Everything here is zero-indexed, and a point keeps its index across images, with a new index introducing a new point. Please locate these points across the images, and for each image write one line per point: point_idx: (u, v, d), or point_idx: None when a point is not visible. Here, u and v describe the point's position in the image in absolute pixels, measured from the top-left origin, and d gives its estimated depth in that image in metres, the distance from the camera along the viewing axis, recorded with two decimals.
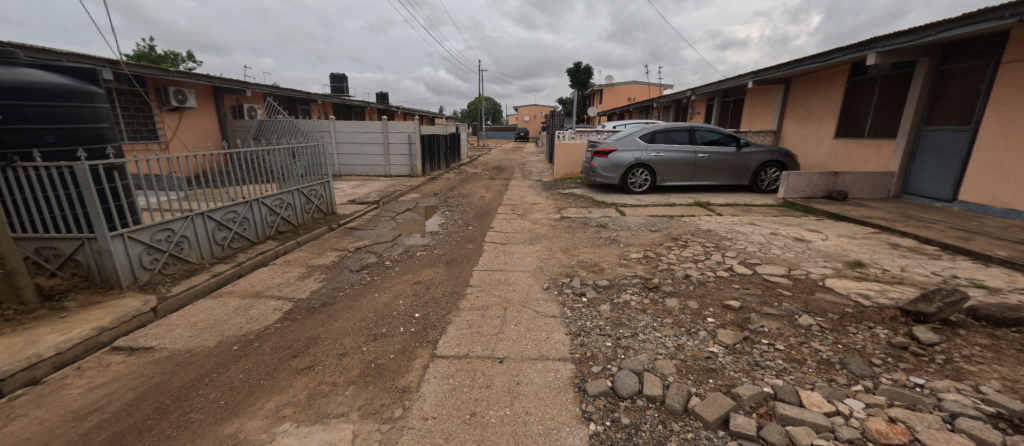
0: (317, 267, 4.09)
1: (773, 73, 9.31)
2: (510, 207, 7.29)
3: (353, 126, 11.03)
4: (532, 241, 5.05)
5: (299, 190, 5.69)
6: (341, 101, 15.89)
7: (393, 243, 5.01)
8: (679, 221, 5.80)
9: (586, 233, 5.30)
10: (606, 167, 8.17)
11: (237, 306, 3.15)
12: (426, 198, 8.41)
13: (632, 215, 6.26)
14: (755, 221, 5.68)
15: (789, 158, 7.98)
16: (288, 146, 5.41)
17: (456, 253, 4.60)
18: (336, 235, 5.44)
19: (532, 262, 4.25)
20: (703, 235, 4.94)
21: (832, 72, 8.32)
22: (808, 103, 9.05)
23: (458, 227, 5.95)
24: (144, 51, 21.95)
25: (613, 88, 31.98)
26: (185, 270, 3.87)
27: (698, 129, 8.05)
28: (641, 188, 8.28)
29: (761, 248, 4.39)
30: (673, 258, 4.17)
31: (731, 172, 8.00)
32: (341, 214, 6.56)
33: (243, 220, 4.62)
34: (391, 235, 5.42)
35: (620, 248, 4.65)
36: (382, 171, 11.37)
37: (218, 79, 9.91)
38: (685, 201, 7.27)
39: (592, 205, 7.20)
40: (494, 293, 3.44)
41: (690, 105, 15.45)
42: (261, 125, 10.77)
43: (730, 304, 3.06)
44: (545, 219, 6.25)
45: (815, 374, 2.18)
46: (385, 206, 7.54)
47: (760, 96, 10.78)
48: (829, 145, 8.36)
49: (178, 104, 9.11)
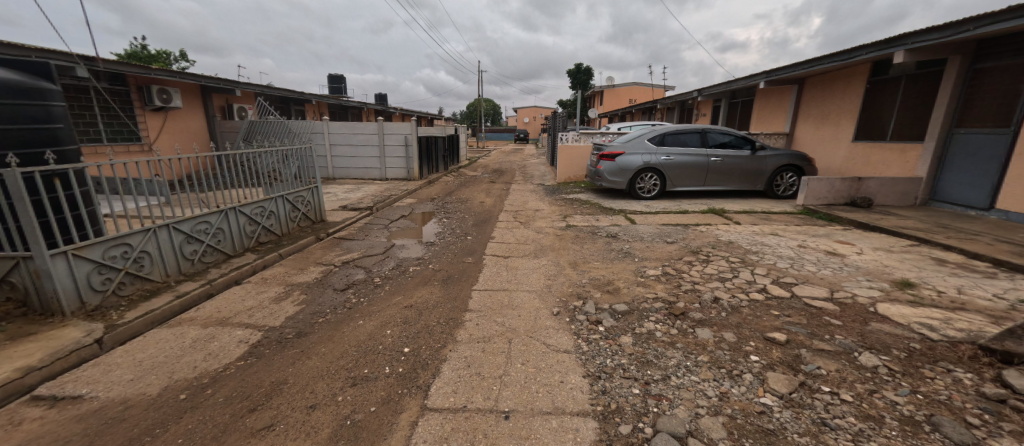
0: (296, 286, 3.62)
1: (787, 73, 8.88)
2: (513, 214, 6.85)
3: (347, 127, 10.57)
4: (537, 254, 4.60)
5: (286, 197, 5.25)
6: (337, 101, 15.44)
7: (384, 256, 4.56)
8: (695, 230, 5.36)
9: (596, 245, 4.86)
10: (613, 171, 7.72)
11: (196, 338, 2.68)
12: (423, 204, 7.95)
13: (643, 224, 5.82)
14: (778, 232, 5.23)
15: (806, 162, 7.56)
16: (272, 149, 4.96)
17: (453, 268, 4.15)
18: (323, 245, 4.99)
19: (539, 280, 3.80)
20: (725, 248, 4.49)
21: (851, 72, 7.89)
22: (824, 104, 8.62)
23: (457, 236, 5.50)
24: (135, 50, 21.45)
25: (615, 90, 31.63)
26: (145, 290, 3.42)
27: (711, 130, 7.61)
28: (649, 194, 7.84)
29: (792, 264, 3.95)
30: (696, 276, 3.72)
31: (745, 177, 7.57)
32: (331, 222, 6.10)
33: (217, 231, 4.17)
34: (383, 246, 4.96)
35: (635, 262, 4.20)
36: (378, 174, 10.92)
37: (205, 77, 9.47)
38: (699, 208, 6.82)
39: (599, 212, 6.76)
40: (497, 320, 2.98)
41: (695, 106, 15.03)
42: (252, 126, 10.32)
43: (775, 337, 2.61)
44: (550, 228, 5.81)
45: (904, 441, 1.73)
46: (379, 212, 7.09)
47: (771, 97, 10.35)
48: (848, 148, 7.94)
49: (161, 104, 8.68)
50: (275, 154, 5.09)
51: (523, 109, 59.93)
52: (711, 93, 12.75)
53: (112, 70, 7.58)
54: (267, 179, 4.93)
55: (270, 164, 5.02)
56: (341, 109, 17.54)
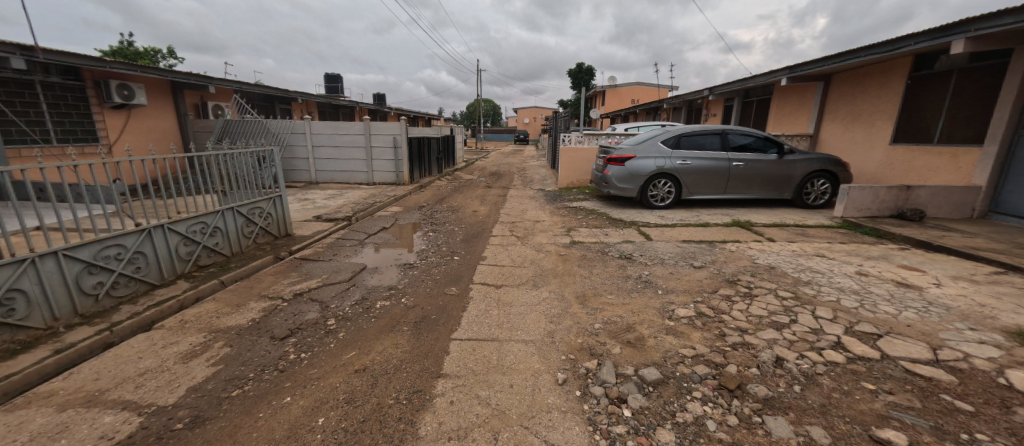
0: (221, 334, 2.77)
1: (813, 69, 8.03)
2: (509, 226, 6.01)
3: (331, 127, 9.71)
4: (536, 282, 3.76)
5: (237, 208, 4.41)
6: (326, 100, 14.61)
7: (348, 285, 3.71)
8: (724, 250, 4.53)
9: (608, 270, 4.01)
10: (622, 177, 6.88)
11: (29, 435, 1.81)
12: (409, 213, 7.12)
13: (661, 240, 5.00)
14: (825, 253, 4.38)
15: (840, 168, 6.71)
16: (217, 152, 4.16)
17: (431, 304, 3.31)
18: (280, 268, 4.12)
19: (538, 322, 2.96)
20: (769, 277, 3.65)
21: (888, 66, 7.07)
22: (855, 103, 7.79)
23: (441, 256, 4.65)
24: (120, 46, 20.55)
25: (617, 90, 30.83)
26: (15, 343, 2.55)
27: (732, 131, 6.78)
28: (663, 202, 7.00)
29: (862, 303, 3.09)
30: (742, 321, 2.86)
31: (771, 184, 6.72)
32: (298, 237, 5.27)
33: (136, 256, 3.33)
34: (350, 271, 4.10)
35: (659, 297, 3.35)
36: (365, 178, 10.08)
37: (174, 72, 8.63)
38: (721, 220, 5.99)
39: (607, 224, 5.93)
40: (479, 395, 2.12)
41: (705, 106, 14.18)
42: (228, 125, 9.60)
43: (892, 438, 1.74)
44: (552, 245, 4.99)
45: None
46: (358, 223, 6.24)
47: (792, 95, 9.51)
48: (885, 152, 7.10)
49: (121, 100, 7.84)
50: (224, 156, 4.29)
51: (524, 110, 59.14)
52: (723, 92, 11.92)
53: (58, 62, 6.75)
54: (213, 187, 4.11)
55: (216, 168, 4.21)
56: (331, 108, 16.72)
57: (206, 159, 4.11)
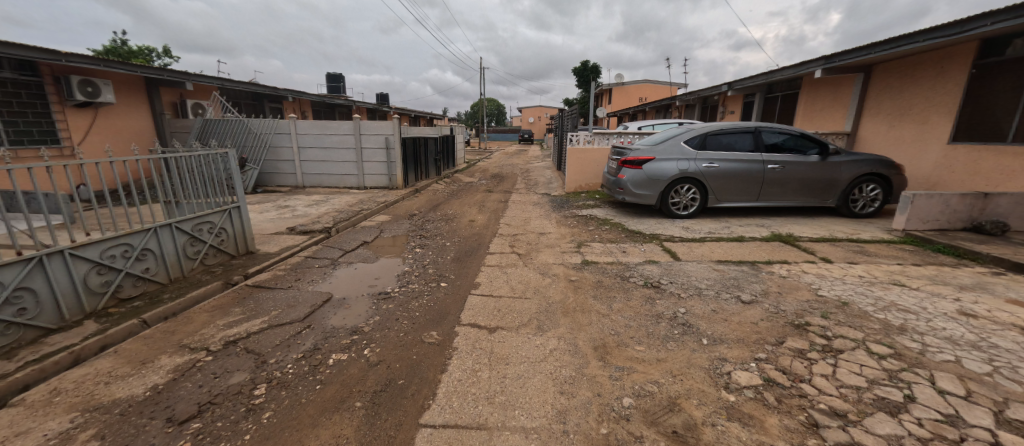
0: (98, 416, 1.97)
1: (854, 58, 7.09)
2: (509, 241, 5.19)
3: (318, 127, 8.95)
4: (540, 324, 2.93)
5: (178, 225, 3.62)
6: (319, 98, 13.85)
7: (301, 327, 2.89)
8: (773, 276, 3.67)
9: (632, 306, 3.17)
10: (639, 182, 6.00)
11: None
12: (397, 222, 6.32)
13: (691, 261, 4.15)
14: (903, 281, 3.49)
15: (894, 171, 5.79)
16: (164, 155, 3.54)
17: (401, 360, 2.49)
18: (222, 299, 3.30)
19: (543, 392, 2.15)
20: (847, 319, 2.78)
21: (946, 53, 6.15)
22: (902, 97, 6.88)
23: (424, 281, 3.82)
24: (112, 44, 20.00)
25: (624, 88, 29.98)
26: None
27: (765, 129, 5.92)
28: (686, 211, 6.12)
29: (995, 366, 2.21)
30: (834, 398, 2.01)
31: (812, 189, 5.82)
32: (263, 255, 4.51)
33: (21, 294, 2.55)
34: (309, 305, 3.28)
35: (705, 350, 2.49)
36: (355, 182, 9.30)
37: (147, 68, 7.91)
38: (758, 233, 5.11)
39: (624, 238, 5.07)
40: None
41: (723, 103, 13.23)
42: (207, 125, 8.90)
43: None
44: (559, 267, 4.16)
45: None
46: (337, 237, 5.44)
47: (824, 89, 8.55)
48: (943, 152, 6.18)
49: (84, 98, 7.14)
50: (174, 160, 3.66)
51: (529, 110, 58.34)
52: (744, 87, 10.94)
53: (6, 56, 6.02)
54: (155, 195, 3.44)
55: (162, 174, 3.57)
56: (327, 107, 16.03)
57: (152, 163, 3.50)
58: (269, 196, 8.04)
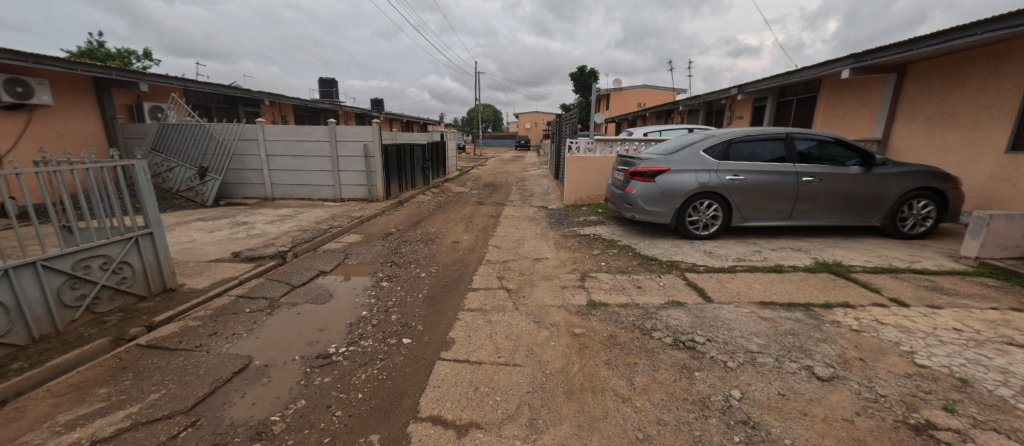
0: None
1: (891, 55, 6.26)
2: (497, 270, 4.28)
3: (289, 133, 8.06)
4: (533, 417, 2.01)
5: (48, 265, 2.68)
6: (300, 103, 12.99)
7: (182, 426, 1.95)
8: (842, 330, 2.77)
9: (662, 382, 2.25)
10: (651, 197, 5.12)
11: None
12: (369, 244, 5.42)
13: (727, 304, 3.25)
14: (1019, 340, 2.59)
15: (950, 184, 4.93)
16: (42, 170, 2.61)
17: None
18: (92, 373, 2.37)
19: None
20: (987, 416, 1.86)
21: (1003, 49, 5.33)
22: (945, 100, 6.08)
23: (382, 337, 2.89)
24: (89, 45, 19.18)
25: (622, 94, 29.40)
26: None
27: (797, 136, 5.06)
28: (706, 231, 5.24)
29: None
30: None
31: (853, 206, 4.97)
32: (186, 292, 3.59)
33: None
34: (213, 378, 2.36)
35: None
36: (331, 193, 8.39)
37: (93, 67, 7.01)
38: (799, 261, 4.22)
39: (636, 267, 4.19)
40: None
41: (731, 107, 12.45)
42: (163, 130, 7.96)
43: None
44: (559, 310, 3.26)
45: None
46: (292, 264, 4.53)
47: (849, 92, 7.74)
48: (1003, 161, 5.34)
49: (14, 99, 6.22)
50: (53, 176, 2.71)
51: (526, 116, 57.78)
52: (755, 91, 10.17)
53: None
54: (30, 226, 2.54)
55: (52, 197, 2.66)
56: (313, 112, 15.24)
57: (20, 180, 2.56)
58: (229, 211, 7.10)
